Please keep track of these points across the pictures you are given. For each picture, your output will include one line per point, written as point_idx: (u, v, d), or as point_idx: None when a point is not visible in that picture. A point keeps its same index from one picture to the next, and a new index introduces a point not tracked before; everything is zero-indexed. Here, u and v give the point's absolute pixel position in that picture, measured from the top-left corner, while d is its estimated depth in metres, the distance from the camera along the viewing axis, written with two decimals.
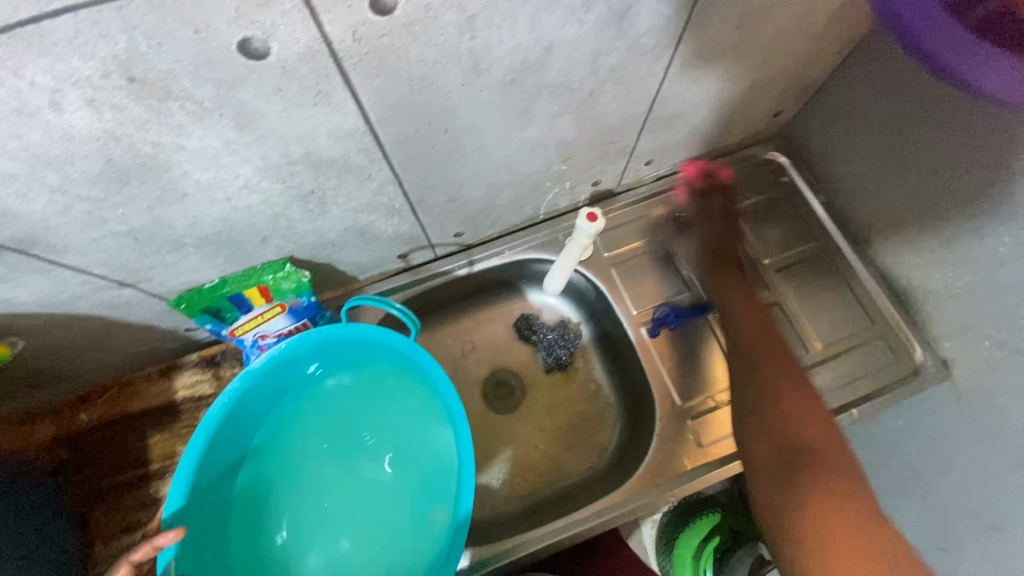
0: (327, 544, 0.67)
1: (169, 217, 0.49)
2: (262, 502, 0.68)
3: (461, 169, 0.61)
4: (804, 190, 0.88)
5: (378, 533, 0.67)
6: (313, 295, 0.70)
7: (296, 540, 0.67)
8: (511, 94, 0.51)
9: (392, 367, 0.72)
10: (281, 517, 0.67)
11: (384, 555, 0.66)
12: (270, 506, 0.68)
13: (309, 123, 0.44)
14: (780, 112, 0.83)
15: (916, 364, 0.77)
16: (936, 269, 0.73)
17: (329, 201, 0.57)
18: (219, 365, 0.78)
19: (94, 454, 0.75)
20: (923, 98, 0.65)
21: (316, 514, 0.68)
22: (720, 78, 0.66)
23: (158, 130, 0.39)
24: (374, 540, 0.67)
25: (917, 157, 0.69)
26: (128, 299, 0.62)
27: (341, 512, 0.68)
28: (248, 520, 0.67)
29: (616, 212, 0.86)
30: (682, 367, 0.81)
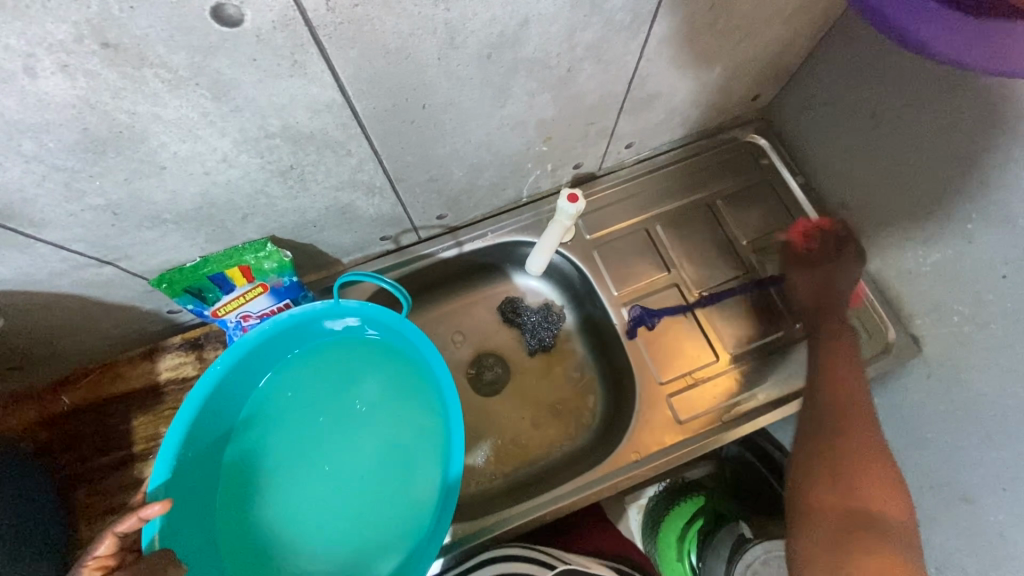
0: (315, 518, 0.68)
1: (147, 191, 0.49)
2: (250, 478, 0.68)
3: (441, 146, 0.61)
4: (784, 171, 0.88)
5: (364, 508, 0.68)
6: (295, 275, 0.70)
7: (284, 515, 0.68)
8: (488, 69, 0.52)
9: (379, 345, 0.73)
10: (269, 492, 0.68)
11: (370, 530, 0.68)
12: (258, 481, 0.68)
13: (286, 95, 0.45)
14: (757, 96, 0.84)
15: (889, 342, 0.78)
16: (907, 248, 0.75)
17: (309, 177, 0.57)
18: (203, 347, 0.79)
19: (75, 438, 0.74)
20: (895, 79, 0.67)
21: (304, 489, 0.69)
22: (697, 58, 0.67)
23: (135, 98, 0.39)
24: (360, 515, 0.68)
25: (890, 138, 0.71)
26: (108, 278, 0.62)
27: (329, 487, 0.69)
28: (236, 495, 0.68)
29: (598, 194, 0.87)
30: (661, 345, 0.82)
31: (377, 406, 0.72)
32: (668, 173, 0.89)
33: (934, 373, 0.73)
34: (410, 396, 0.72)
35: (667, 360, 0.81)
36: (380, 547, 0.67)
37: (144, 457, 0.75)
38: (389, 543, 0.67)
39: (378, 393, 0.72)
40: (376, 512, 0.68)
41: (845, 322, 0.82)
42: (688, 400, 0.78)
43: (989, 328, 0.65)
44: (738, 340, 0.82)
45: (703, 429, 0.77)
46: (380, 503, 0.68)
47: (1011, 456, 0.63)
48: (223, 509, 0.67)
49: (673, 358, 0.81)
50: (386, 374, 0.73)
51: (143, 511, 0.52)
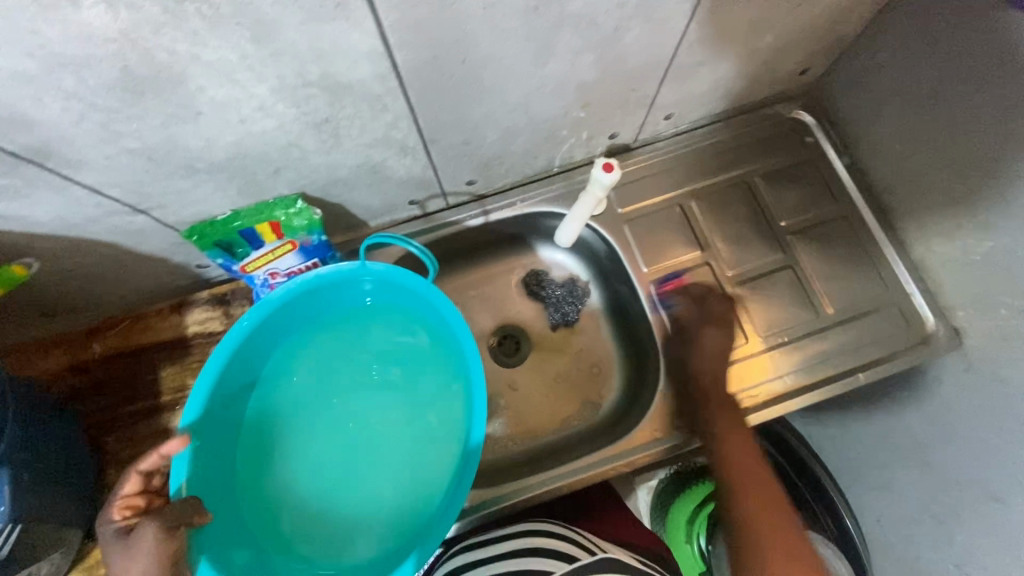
0: (335, 479, 0.68)
1: (183, 137, 0.49)
2: (276, 433, 0.69)
3: (477, 106, 0.60)
4: (828, 152, 0.85)
5: (385, 473, 0.69)
6: (324, 234, 0.70)
7: (306, 473, 0.68)
8: (533, 22, 0.49)
9: (411, 312, 0.72)
10: (294, 449, 0.69)
11: (388, 496, 0.68)
12: (283, 437, 0.69)
13: (326, 40, 0.43)
14: (806, 70, 0.81)
15: (927, 333, 0.76)
16: (956, 236, 0.71)
17: (343, 132, 0.56)
18: (230, 303, 0.79)
19: (108, 383, 0.76)
20: (956, 56, 0.63)
21: (327, 450, 0.69)
22: (749, 25, 0.63)
23: (175, 36, 0.38)
24: (382, 480, 0.68)
25: (947, 119, 0.67)
26: (141, 227, 0.62)
27: (351, 450, 0.69)
28: (261, 449, 0.68)
29: (631, 167, 0.85)
30: (688, 325, 0.80)
31: (404, 374, 0.72)
32: (707, 148, 0.86)
33: (973, 367, 0.71)
34: (438, 366, 0.71)
35: (691, 339, 0.79)
36: (396, 513, 0.67)
37: (171, 407, 0.76)
38: (406, 510, 0.67)
39: (403, 359, 0.72)
40: (396, 478, 0.68)
41: (884, 309, 0.79)
42: None
43: None
44: (769, 323, 0.80)
45: (728, 411, 0.76)
46: (400, 470, 0.69)
47: None
48: (246, 461, 0.68)
49: None
50: (411, 341, 0.72)
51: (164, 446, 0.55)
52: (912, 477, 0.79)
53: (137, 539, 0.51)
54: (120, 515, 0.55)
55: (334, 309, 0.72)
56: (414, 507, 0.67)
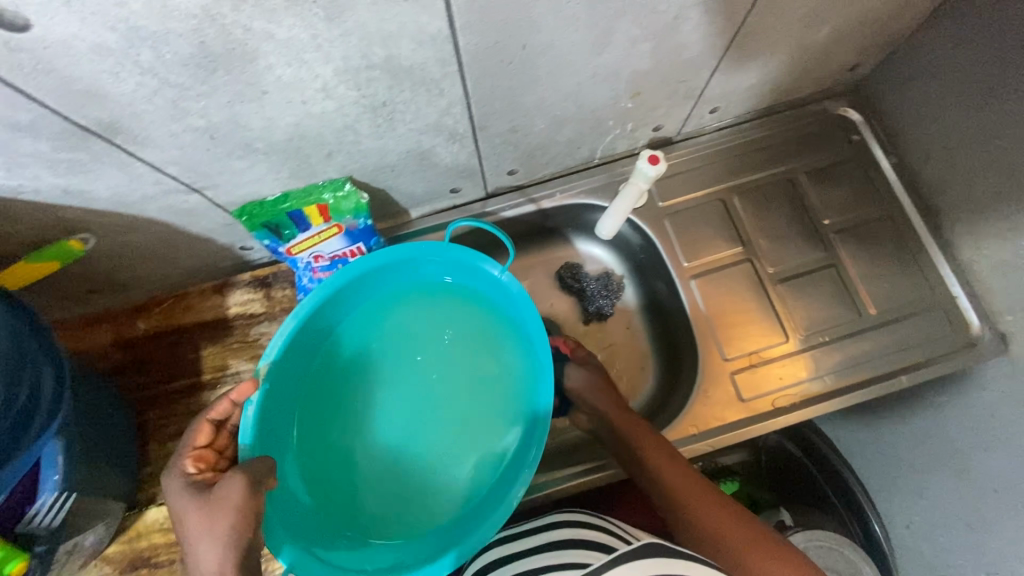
0: (392, 449, 0.70)
1: (246, 117, 0.49)
2: (335, 402, 0.71)
3: (530, 94, 0.60)
4: (876, 151, 0.84)
5: (441, 447, 0.70)
6: (369, 219, 0.70)
7: (364, 443, 0.70)
8: (597, 9, 0.49)
9: (470, 291, 0.73)
10: (353, 418, 0.70)
11: (444, 468, 0.70)
12: (343, 405, 0.71)
13: (395, 21, 0.43)
14: (856, 66, 0.79)
15: (972, 338, 0.75)
16: (1006, 240, 0.70)
17: (398, 116, 0.56)
18: (271, 286, 0.80)
19: (152, 360, 0.78)
20: (1018, 53, 0.61)
21: (386, 422, 0.70)
22: (807, 17, 0.62)
23: (253, 13, 0.39)
24: (438, 453, 0.70)
25: (1004, 119, 0.65)
26: (194, 207, 0.62)
27: (409, 423, 0.71)
28: (321, 416, 0.70)
29: (672, 162, 0.84)
30: (727, 322, 0.79)
31: (462, 351, 0.72)
32: (750, 144, 0.85)
33: (1021, 374, 0.69)
34: (491, 343, 0.72)
35: (728, 336, 0.78)
36: (451, 486, 0.69)
37: (212, 386, 0.77)
38: (461, 483, 0.69)
39: (453, 337, 0.73)
40: (453, 452, 0.70)
41: (928, 312, 0.78)
42: (754, 379, 0.76)
43: None
44: (810, 322, 0.79)
45: (766, 410, 0.75)
46: (456, 444, 0.70)
47: None
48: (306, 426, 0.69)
49: (738, 336, 0.78)
50: (462, 319, 0.73)
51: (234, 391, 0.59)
52: (947, 483, 0.78)
53: (219, 497, 0.50)
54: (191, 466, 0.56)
55: (393, 285, 0.73)
56: (468, 481, 0.69)
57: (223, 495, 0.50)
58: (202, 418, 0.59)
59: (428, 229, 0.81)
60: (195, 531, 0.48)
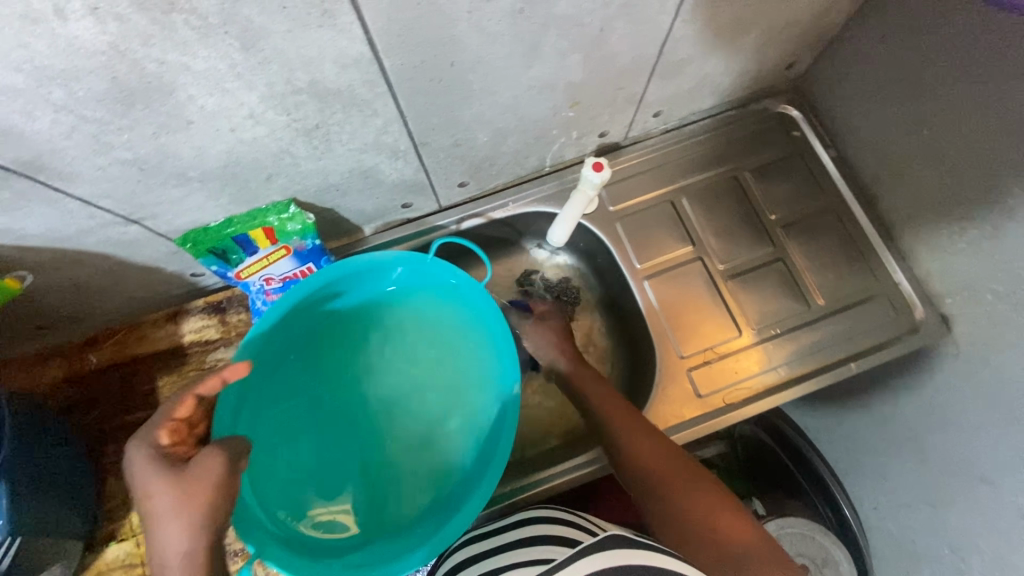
0: (360, 438, 0.71)
1: (174, 147, 0.49)
2: (301, 392, 0.70)
3: (466, 109, 0.60)
4: (816, 145, 0.86)
5: (407, 435, 0.72)
6: (317, 238, 0.70)
7: (330, 434, 0.70)
8: (520, 25, 0.50)
9: (422, 289, 0.74)
10: (320, 409, 0.71)
11: (411, 451, 0.72)
12: (309, 396, 0.71)
13: (314, 47, 0.44)
14: (791, 65, 0.81)
15: (916, 322, 0.77)
16: (941, 225, 0.72)
17: (334, 137, 0.56)
18: (226, 310, 0.79)
19: (106, 395, 0.76)
20: (935, 45, 0.64)
21: (353, 412, 0.72)
22: (733, 22, 0.64)
23: (164, 46, 0.39)
24: (404, 440, 0.72)
25: (930, 110, 0.68)
26: (135, 237, 0.62)
27: (376, 412, 0.72)
28: (285, 406, 0.69)
29: (621, 166, 0.85)
30: (680, 320, 0.81)
31: (419, 342, 0.74)
32: (697, 144, 0.87)
33: (962, 353, 0.72)
34: (445, 339, 0.74)
35: (687, 334, 0.80)
36: (419, 472, 0.71)
37: None
38: (428, 468, 0.71)
39: (404, 337, 0.74)
40: (420, 442, 0.72)
41: (872, 300, 0.80)
42: (710, 375, 0.78)
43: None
44: (761, 315, 0.80)
45: (724, 405, 0.76)
46: (421, 431, 0.72)
47: None
48: (270, 418, 0.68)
49: (692, 333, 0.80)
50: (414, 319, 0.74)
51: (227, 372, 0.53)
52: (907, 463, 0.79)
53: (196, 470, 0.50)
54: (165, 438, 0.51)
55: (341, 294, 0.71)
56: (437, 461, 0.71)
57: (204, 470, 0.49)
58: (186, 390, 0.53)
59: (381, 245, 0.81)
60: (164, 508, 0.48)
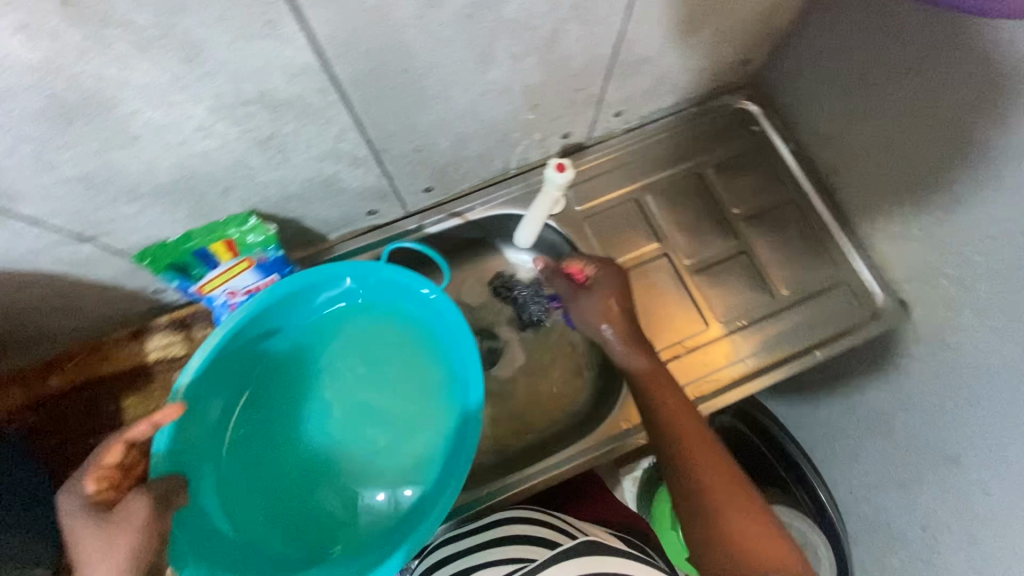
0: (328, 460, 0.69)
1: (122, 162, 0.48)
2: (271, 412, 0.70)
3: (424, 114, 0.60)
4: (775, 138, 0.88)
5: (375, 455, 0.69)
6: (280, 249, 0.69)
7: (299, 455, 0.69)
8: (469, 30, 0.50)
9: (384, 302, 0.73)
10: (289, 429, 0.70)
11: (378, 470, 0.69)
12: (280, 415, 0.70)
13: (260, 58, 0.43)
14: (747, 61, 0.83)
15: (877, 308, 0.79)
16: (896, 213, 0.74)
17: (289, 147, 0.56)
18: (191, 326, 0.78)
19: (72, 417, 0.75)
20: (882, 38, 0.66)
21: (322, 432, 0.70)
22: (686, 21, 0.65)
23: (101, 61, 0.38)
24: (370, 458, 0.69)
25: (879, 101, 0.70)
26: (89, 256, 0.60)
27: (344, 431, 0.70)
28: (255, 426, 0.69)
29: (586, 165, 0.86)
30: (649, 316, 0.82)
31: (385, 357, 0.72)
32: (660, 142, 0.88)
33: (921, 337, 0.74)
34: (411, 352, 0.72)
35: (656, 329, 0.81)
36: (384, 492, 0.68)
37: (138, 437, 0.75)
38: (394, 489, 0.68)
39: (369, 352, 0.72)
40: (387, 460, 0.69)
41: (835, 288, 0.82)
42: (680, 368, 0.79)
43: (974, 291, 0.65)
44: (728, 308, 0.82)
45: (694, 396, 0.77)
46: (390, 450, 0.69)
47: (994, 412, 0.63)
48: (239, 438, 0.69)
49: (661, 328, 0.81)
50: (379, 333, 0.73)
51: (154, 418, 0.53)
52: (875, 446, 0.81)
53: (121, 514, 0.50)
54: (96, 486, 0.53)
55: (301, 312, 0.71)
56: (403, 479, 0.68)
57: (129, 513, 0.50)
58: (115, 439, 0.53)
59: (348, 253, 0.80)
60: (92, 553, 0.49)
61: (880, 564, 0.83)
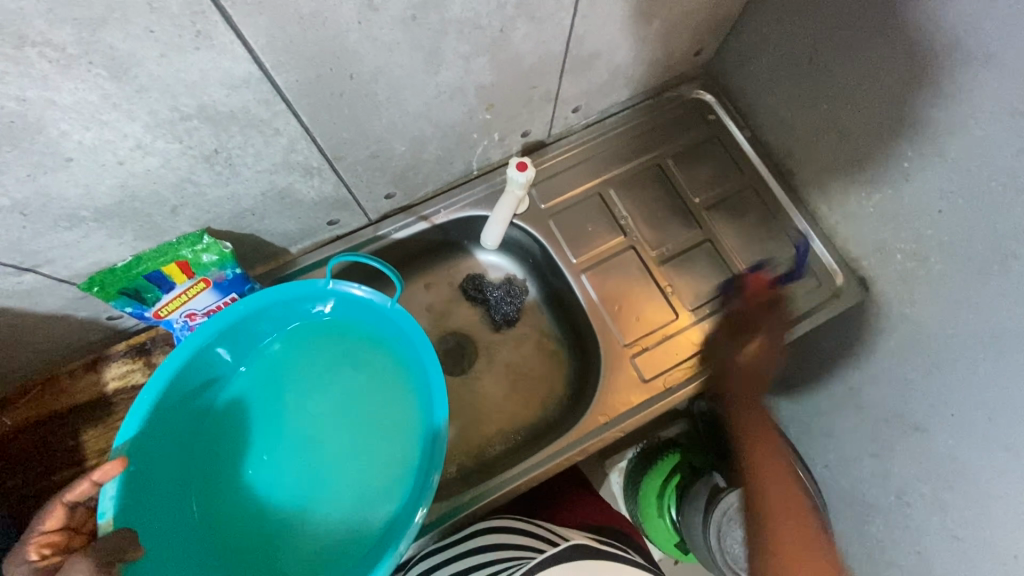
0: (298, 493, 0.67)
1: (57, 188, 0.46)
2: (229, 452, 0.67)
3: (377, 119, 0.59)
4: (730, 126, 0.89)
5: (346, 484, 0.67)
6: (238, 267, 0.67)
7: (266, 493, 0.66)
8: (415, 32, 0.49)
9: (340, 318, 0.72)
10: (250, 467, 0.67)
11: (347, 489, 0.67)
12: (240, 454, 0.67)
13: (195, 70, 0.42)
14: (699, 51, 0.84)
15: (838, 287, 0.80)
16: (849, 191, 0.76)
17: (237, 161, 0.54)
18: (150, 352, 0.75)
19: (22, 459, 0.71)
20: (827, 21, 0.67)
21: (289, 465, 0.67)
22: (635, 13, 0.65)
23: (22, 82, 0.36)
24: (339, 479, 0.67)
25: (827, 85, 0.72)
26: (32, 287, 0.57)
27: (311, 461, 0.68)
28: (216, 469, 0.66)
29: (548, 163, 0.86)
30: (620, 309, 0.82)
31: (345, 374, 0.71)
32: (619, 136, 0.88)
33: (883, 312, 0.75)
34: (372, 366, 0.71)
35: (627, 321, 0.81)
36: (355, 512, 0.66)
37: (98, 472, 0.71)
38: (369, 515, 0.66)
39: (328, 370, 0.71)
40: (356, 479, 0.67)
41: (796, 270, 0.84)
42: (652, 359, 0.79)
43: (929, 264, 0.67)
44: (695, 297, 0.83)
45: (670, 385, 0.78)
46: (362, 476, 0.67)
47: (955, 379, 0.65)
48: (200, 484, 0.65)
49: (633, 320, 0.81)
50: (337, 351, 0.72)
51: (97, 472, 0.51)
52: (847, 420, 0.83)
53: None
54: (37, 553, 0.50)
55: (253, 338, 0.69)
56: (376, 495, 0.67)
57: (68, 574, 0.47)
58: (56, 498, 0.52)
59: (312, 265, 0.78)
60: None
61: (858, 536, 0.85)
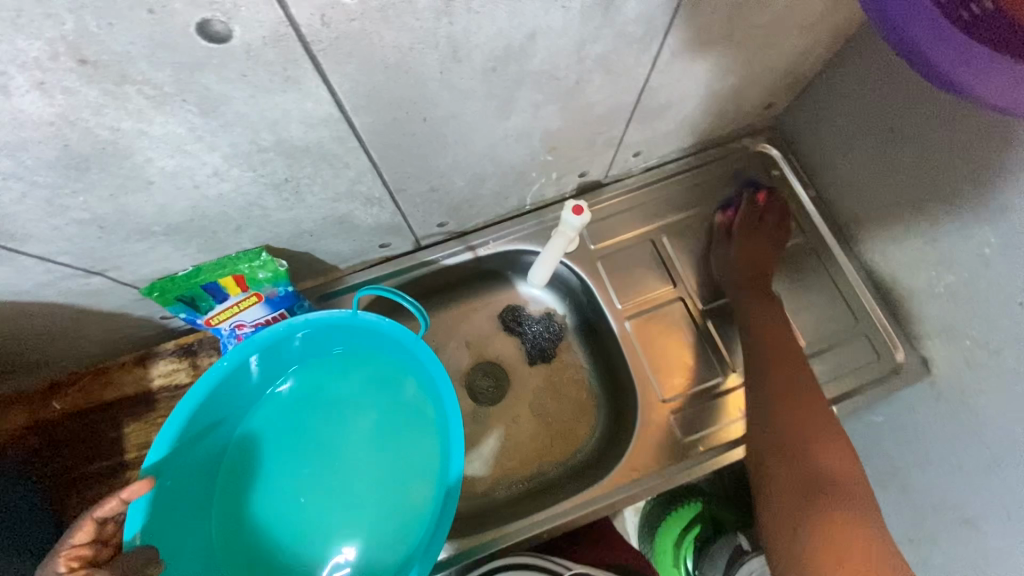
0: (315, 518, 0.67)
1: (134, 206, 0.47)
2: (251, 470, 0.68)
3: (443, 158, 0.59)
4: (794, 183, 0.86)
5: (365, 516, 0.67)
6: (291, 285, 0.68)
7: (287, 518, 0.67)
8: (492, 82, 0.49)
9: (370, 346, 0.72)
10: (271, 487, 0.68)
11: (363, 518, 0.67)
12: (261, 474, 0.68)
13: (278, 109, 0.42)
14: (770, 105, 0.81)
15: (897, 365, 0.75)
16: (919, 267, 0.73)
17: (305, 189, 0.55)
18: (197, 353, 0.77)
19: (64, 444, 0.73)
20: (912, 94, 0.64)
21: (309, 491, 0.68)
22: (711, 69, 0.64)
23: (117, 115, 0.37)
24: (355, 507, 0.67)
25: (904, 158, 0.68)
26: (98, 288, 0.60)
27: (333, 488, 0.68)
28: (240, 489, 0.67)
29: (602, 204, 0.85)
30: (660, 361, 0.80)
31: (368, 401, 0.71)
32: (677, 183, 0.87)
33: (944, 396, 0.70)
34: (395, 397, 0.71)
35: (667, 374, 0.80)
36: (370, 540, 0.66)
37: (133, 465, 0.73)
38: (382, 546, 0.66)
39: (352, 397, 0.71)
40: (371, 508, 0.67)
41: (852, 341, 0.80)
42: (690, 418, 0.77)
43: (1001, 357, 0.62)
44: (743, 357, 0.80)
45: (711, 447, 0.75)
46: (380, 507, 0.67)
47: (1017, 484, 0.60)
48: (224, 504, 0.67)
49: (673, 374, 0.80)
50: (362, 378, 0.72)
51: (126, 491, 0.50)
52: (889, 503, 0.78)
53: None
54: (66, 566, 0.49)
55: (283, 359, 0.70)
56: (391, 527, 0.67)
57: None
58: (88, 513, 0.51)
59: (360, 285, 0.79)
60: None
61: None
